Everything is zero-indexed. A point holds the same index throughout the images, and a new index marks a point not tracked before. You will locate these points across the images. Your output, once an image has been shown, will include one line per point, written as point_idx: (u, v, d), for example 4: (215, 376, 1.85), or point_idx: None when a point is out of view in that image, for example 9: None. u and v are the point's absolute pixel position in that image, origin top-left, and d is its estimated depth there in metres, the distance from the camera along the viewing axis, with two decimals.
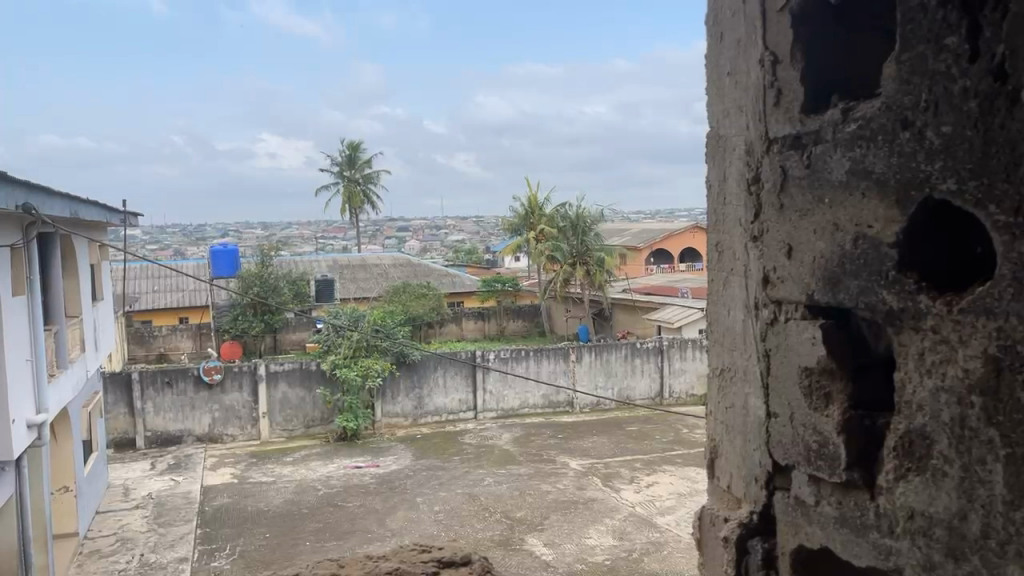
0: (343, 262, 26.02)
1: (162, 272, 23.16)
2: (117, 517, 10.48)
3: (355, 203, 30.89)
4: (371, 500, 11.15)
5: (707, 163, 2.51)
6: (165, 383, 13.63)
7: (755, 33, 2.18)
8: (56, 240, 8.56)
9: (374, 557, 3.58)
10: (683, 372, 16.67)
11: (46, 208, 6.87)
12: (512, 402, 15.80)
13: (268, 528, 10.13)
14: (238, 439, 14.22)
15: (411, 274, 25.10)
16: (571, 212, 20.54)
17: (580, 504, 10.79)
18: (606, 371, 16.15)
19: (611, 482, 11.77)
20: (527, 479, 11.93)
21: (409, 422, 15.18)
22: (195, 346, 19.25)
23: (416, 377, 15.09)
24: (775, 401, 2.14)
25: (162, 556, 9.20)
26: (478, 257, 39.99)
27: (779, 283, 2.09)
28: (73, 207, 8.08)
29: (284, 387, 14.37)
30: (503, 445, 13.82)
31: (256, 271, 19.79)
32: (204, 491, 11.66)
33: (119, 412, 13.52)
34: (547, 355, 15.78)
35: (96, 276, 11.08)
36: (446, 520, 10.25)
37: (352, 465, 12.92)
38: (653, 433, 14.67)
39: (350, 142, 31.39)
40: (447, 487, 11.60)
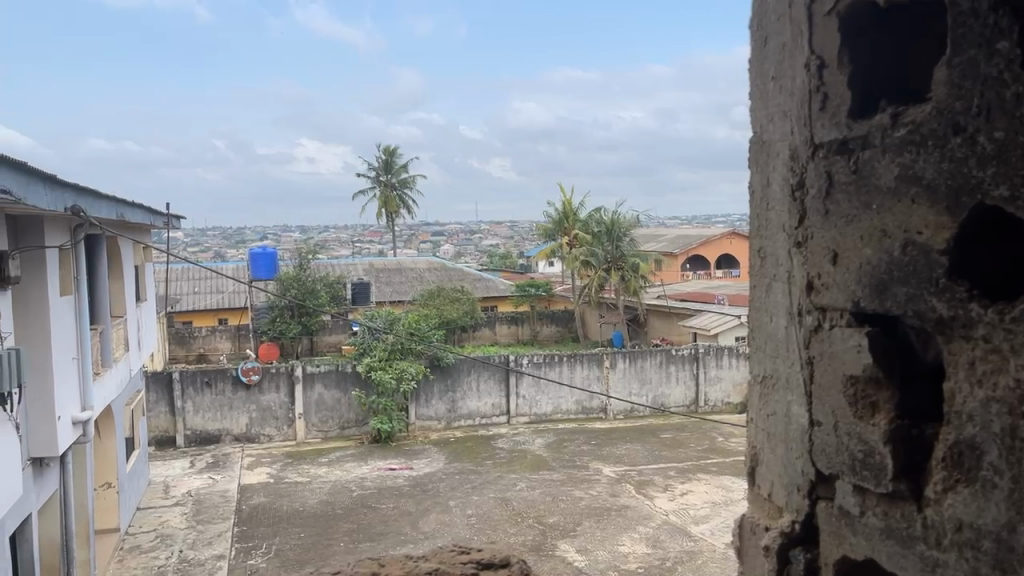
0: (379, 266, 26.27)
1: (203, 274, 23.64)
2: (157, 514, 10.70)
3: (391, 208, 31.21)
4: (405, 502, 11.21)
5: (749, 168, 2.49)
6: (205, 383, 13.89)
7: (801, 38, 2.16)
8: (103, 242, 8.79)
9: (413, 556, 3.59)
10: (719, 380, 16.48)
11: (93, 210, 7.06)
12: (545, 407, 15.78)
13: (303, 527, 10.25)
14: (275, 440, 14.42)
15: (446, 278, 25.22)
16: (606, 217, 20.47)
17: (613, 511, 10.72)
18: (640, 377, 16.04)
19: (645, 489, 11.68)
20: (560, 484, 11.90)
21: (443, 426, 15.25)
22: (234, 347, 19.56)
23: (449, 381, 15.16)
24: (818, 409, 2.11)
25: (200, 553, 9.36)
26: (512, 262, 40.04)
27: (823, 290, 2.06)
28: (120, 210, 8.28)
29: (320, 389, 14.54)
30: (536, 451, 13.81)
31: (294, 274, 20.06)
32: (241, 490, 11.84)
33: (160, 410, 13.83)
34: (581, 360, 15.73)
35: (140, 277, 11.35)
36: (479, 524, 10.28)
37: (386, 467, 13.01)
38: (688, 441, 14.53)
39: (388, 147, 31.71)
40: (480, 491, 11.62)
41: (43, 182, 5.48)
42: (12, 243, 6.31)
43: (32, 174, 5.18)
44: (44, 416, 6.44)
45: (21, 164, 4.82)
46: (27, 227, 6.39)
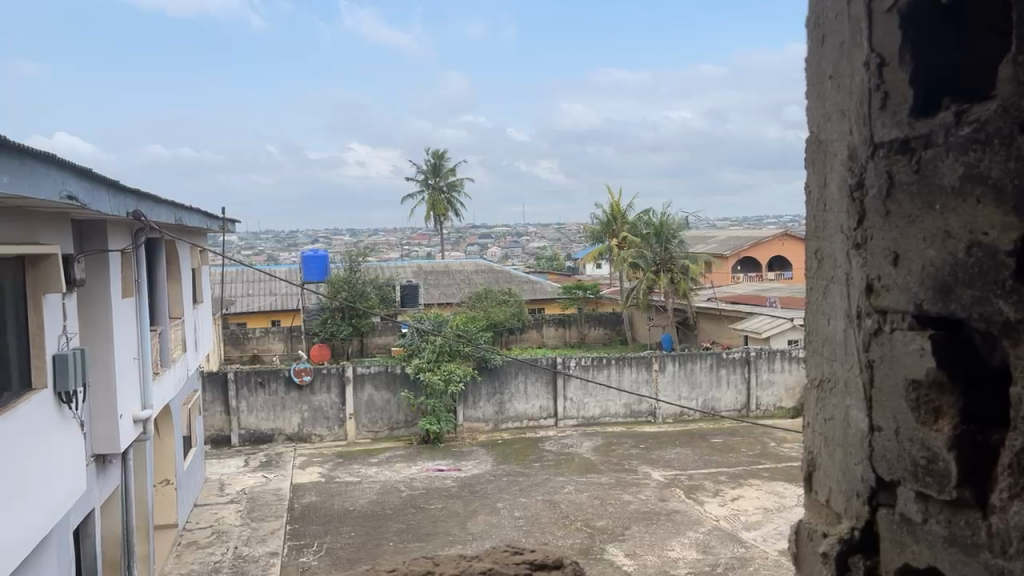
0: (428, 269, 26.50)
1: (256, 277, 24.18)
2: (213, 511, 10.97)
3: (439, 211, 31.48)
4: (453, 503, 11.29)
5: (805, 169, 2.45)
6: (258, 384, 14.20)
7: (862, 35, 2.12)
8: (162, 245, 9.05)
9: (467, 556, 3.63)
10: (772, 384, 16.18)
11: (154, 214, 7.28)
12: (593, 410, 15.71)
13: (354, 527, 10.39)
14: (326, 440, 14.66)
15: (493, 280, 25.31)
16: (656, 218, 20.31)
17: (662, 516, 10.62)
18: (690, 381, 15.87)
19: (695, 494, 11.54)
20: (608, 488, 11.83)
21: (491, 428, 15.31)
22: (286, 348, 19.95)
23: (497, 383, 15.22)
24: (879, 414, 2.07)
25: (253, 550, 9.57)
26: (560, 265, 40.01)
27: (884, 291, 2.02)
28: (178, 214, 8.53)
29: (370, 390, 14.74)
30: (584, 454, 13.76)
31: (345, 277, 20.37)
32: (294, 488, 12.07)
33: (215, 410, 14.18)
34: (629, 363, 15.60)
35: (197, 280, 11.67)
36: (527, 526, 10.29)
37: (434, 468, 13.11)
38: (740, 446, 14.31)
39: (436, 151, 31.98)
40: (528, 494, 11.63)
41: (107, 186, 5.67)
42: (78, 246, 6.51)
43: (96, 179, 5.36)
44: (106, 413, 6.67)
45: (87, 170, 5.00)
46: (93, 230, 6.59)
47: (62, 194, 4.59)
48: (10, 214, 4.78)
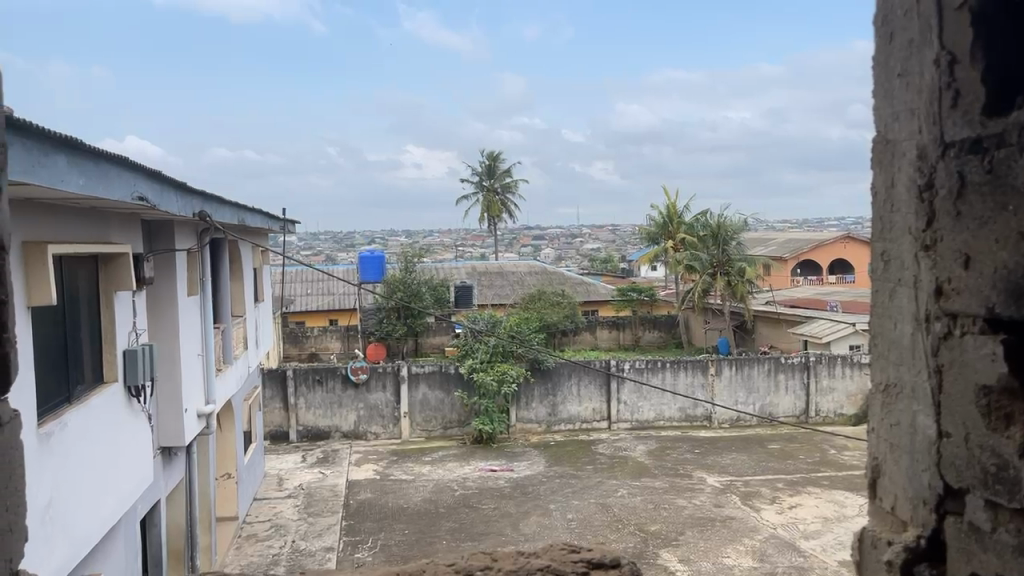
0: (482, 269, 26.65)
1: (315, 276, 24.71)
2: (272, 505, 11.25)
3: (494, 213, 31.64)
4: (505, 504, 11.34)
5: (871, 169, 2.39)
6: (316, 381, 14.51)
7: (931, 33, 2.07)
8: (225, 244, 9.32)
9: (526, 553, 3.58)
10: (832, 391, 15.80)
11: (218, 214, 7.50)
12: (647, 414, 15.59)
13: (407, 524, 10.53)
14: (381, 438, 14.88)
15: (547, 282, 25.33)
16: (713, 220, 20.02)
17: (717, 522, 10.48)
18: (747, 386, 15.60)
19: (751, 501, 11.35)
20: (662, 492, 11.72)
21: (544, 429, 15.32)
22: (343, 347, 20.31)
23: (550, 385, 15.23)
24: (948, 420, 2.02)
25: (310, 545, 9.79)
26: (614, 266, 39.75)
27: (953, 295, 1.97)
28: (241, 215, 8.78)
29: (424, 389, 14.92)
30: (638, 457, 13.66)
31: (401, 277, 20.65)
32: (350, 485, 12.29)
33: (274, 406, 14.54)
34: (685, 367, 15.43)
35: (259, 279, 11.98)
36: (579, 529, 10.27)
37: (487, 468, 13.19)
38: (798, 452, 14.01)
39: (491, 153, 32.13)
40: (580, 496, 11.60)
41: (175, 187, 5.88)
42: (147, 246, 6.74)
43: (165, 181, 5.57)
44: (172, 408, 6.90)
45: (157, 172, 5.20)
46: (161, 229, 6.82)
47: (133, 195, 4.78)
48: (85, 215, 4.98)
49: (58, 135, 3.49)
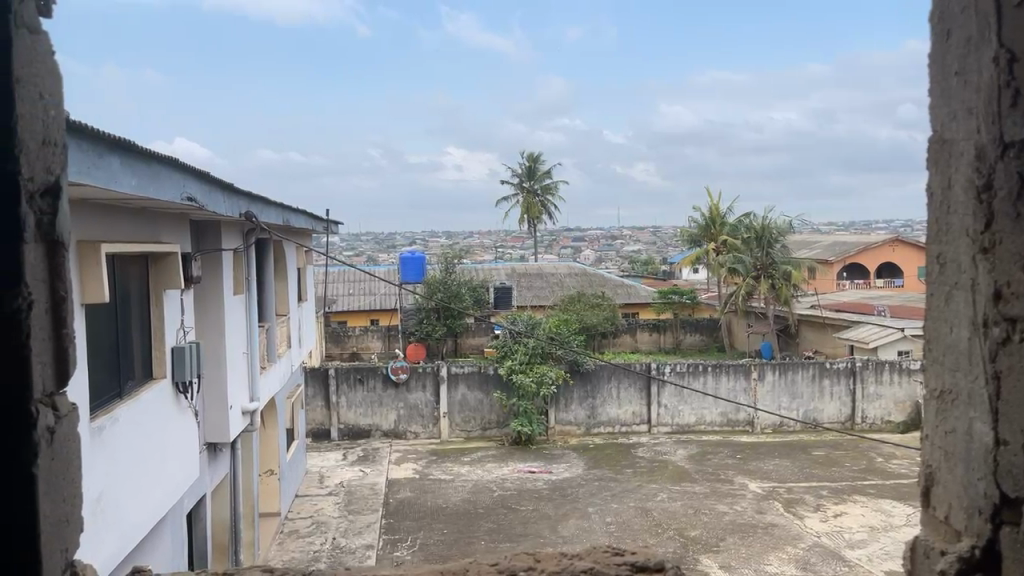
0: (521, 271, 26.69)
1: (357, 277, 25.00)
2: (312, 502, 11.40)
3: (534, 215, 31.66)
4: (544, 506, 11.32)
5: (926, 170, 2.33)
6: (357, 380, 14.69)
7: (990, 30, 2.01)
8: (270, 244, 9.47)
9: (567, 554, 3.25)
10: (879, 397, 15.44)
11: (263, 214, 7.63)
12: (687, 418, 15.43)
13: (446, 524, 10.58)
14: (421, 437, 14.99)
15: (587, 283, 25.24)
16: (756, 222, 19.74)
17: (759, 529, 10.32)
18: (791, 391, 15.34)
19: (794, 508, 11.15)
20: (702, 497, 11.58)
21: (583, 431, 15.27)
22: (384, 346, 20.51)
23: (590, 388, 15.17)
24: (1006, 428, 1.96)
25: (351, 542, 9.90)
26: (655, 269, 39.44)
27: (1013, 299, 1.91)
28: (286, 215, 8.92)
29: (463, 390, 14.98)
30: (678, 462, 13.52)
31: (441, 278, 20.78)
32: (389, 483, 12.40)
33: (316, 405, 14.76)
34: (726, 371, 15.24)
35: (302, 278, 12.16)
36: (618, 532, 10.21)
37: (525, 469, 13.20)
38: (843, 460, 13.73)
39: (532, 154, 32.14)
40: (619, 500, 11.53)
41: (223, 188, 5.99)
42: (194, 245, 6.88)
43: (214, 181, 5.68)
44: (218, 404, 7.04)
45: (206, 173, 5.31)
46: (209, 229, 6.96)
47: (182, 196, 4.88)
48: (136, 215, 5.10)
49: (111, 137, 3.58)
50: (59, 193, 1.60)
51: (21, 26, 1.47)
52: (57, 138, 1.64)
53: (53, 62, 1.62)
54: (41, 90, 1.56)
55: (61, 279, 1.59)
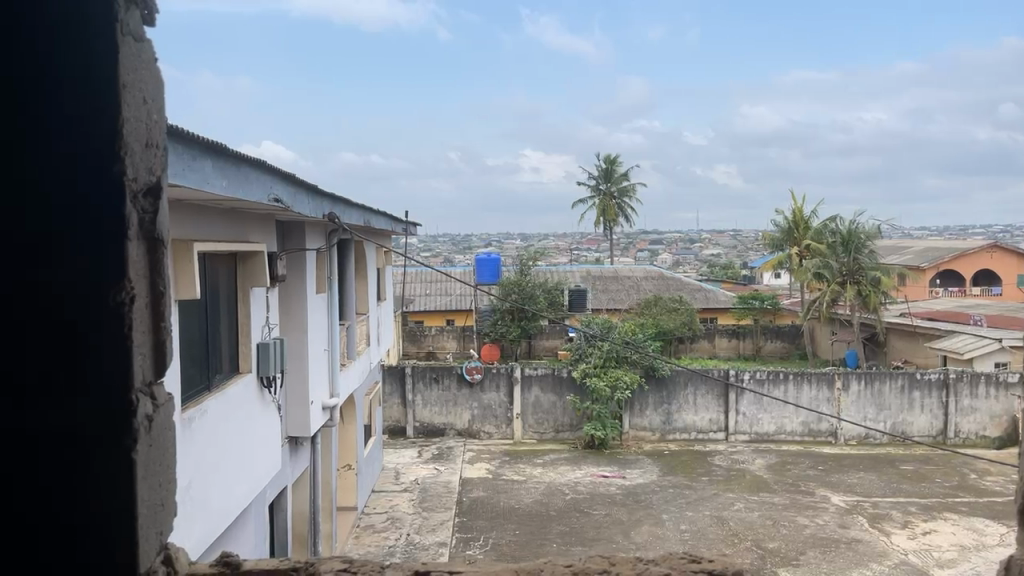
0: (597, 274, 26.56)
1: (434, 277, 25.39)
2: (388, 498, 11.63)
3: (610, 217, 31.46)
4: (617, 511, 11.22)
5: None
6: (433, 379, 14.94)
7: None
8: (351, 244, 9.71)
9: (643, 559, 3.21)
10: (974, 411, 14.67)
11: (345, 215, 7.83)
12: (767, 426, 15.01)
13: (518, 525, 10.61)
14: (494, 437, 15.09)
15: (664, 287, 24.91)
16: (843, 227, 19.08)
17: (841, 544, 9.95)
18: (877, 402, 14.75)
19: (880, 524, 10.71)
20: (781, 509, 11.26)
21: (658, 437, 15.05)
22: (459, 346, 20.75)
23: (666, 393, 14.96)
24: None
25: (424, 539, 10.04)
26: (735, 272, 38.56)
27: None
28: (367, 216, 9.13)
29: (537, 391, 15.00)
30: (756, 471, 13.18)
31: (516, 279, 20.90)
32: (463, 482, 12.53)
33: (393, 402, 15.08)
34: (809, 379, 14.77)
35: (381, 278, 12.41)
36: (692, 540, 10.03)
37: (599, 473, 13.11)
38: (934, 475, 13.10)
39: (609, 157, 31.94)
40: (695, 508, 11.32)
41: (307, 190, 6.18)
42: (280, 245, 7.13)
43: (298, 183, 5.86)
44: (299, 399, 7.26)
45: (292, 175, 5.49)
46: (293, 230, 7.19)
47: (269, 197, 5.05)
48: (226, 216, 5.32)
49: (204, 141, 3.74)
50: (159, 193, 1.69)
51: (127, 34, 1.56)
52: (158, 140, 1.72)
53: (155, 68, 1.71)
54: (145, 95, 1.65)
55: (160, 275, 1.68)
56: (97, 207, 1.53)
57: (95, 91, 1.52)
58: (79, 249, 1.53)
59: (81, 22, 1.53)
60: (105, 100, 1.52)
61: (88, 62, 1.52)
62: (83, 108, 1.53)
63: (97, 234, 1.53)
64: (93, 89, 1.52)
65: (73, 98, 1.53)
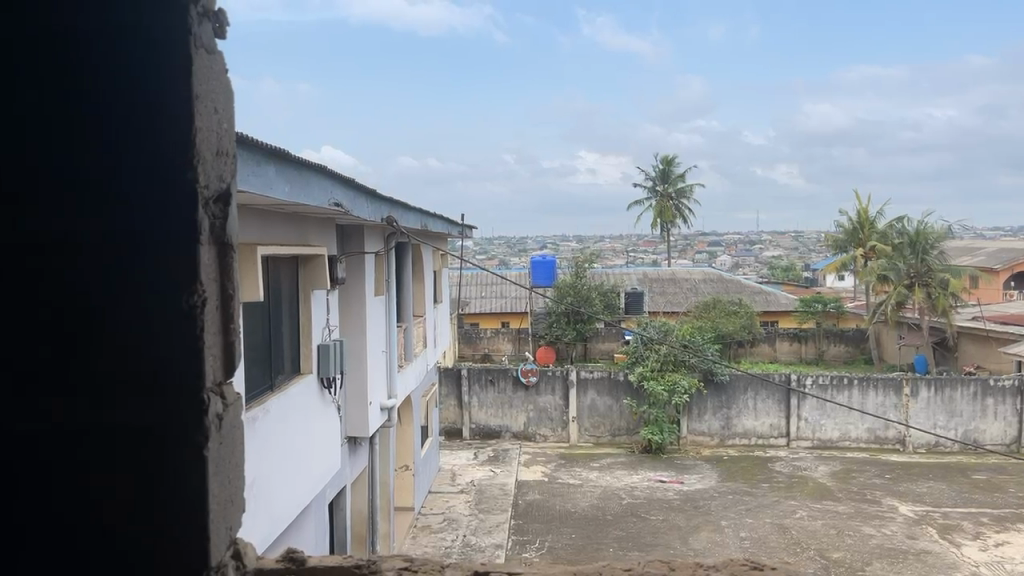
0: (654, 276, 26.33)
1: (490, 280, 25.53)
2: (445, 499, 11.74)
3: (667, 218, 31.14)
4: (675, 516, 11.09)
5: None
6: (489, 381, 15.03)
7: None
8: (409, 247, 9.81)
9: (704, 564, 3.19)
10: None
11: (403, 218, 7.93)
12: (831, 433, 14.64)
13: (574, 529, 10.58)
14: (550, 440, 15.07)
15: (723, 290, 24.53)
16: (911, 227, 18.47)
17: (909, 555, 9.63)
18: (948, 409, 14.22)
19: (950, 535, 10.33)
20: (846, 518, 10.95)
21: (716, 443, 14.82)
22: (514, 348, 20.83)
23: (724, 398, 14.71)
24: None
25: (481, 540, 10.09)
26: (796, 275, 37.73)
27: None
28: (423, 219, 9.22)
29: (593, 395, 14.93)
30: (819, 479, 12.86)
31: (572, 282, 20.85)
32: (518, 485, 12.55)
33: (450, 404, 15.23)
34: (875, 385, 14.34)
35: (438, 282, 12.53)
36: (753, 548, 9.84)
37: (656, 478, 12.98)
38: (1008, 485, 12.57)
39: (666, 157, 31.61)
40: (755, 515, 11.11)
41: (366, 194, 6.29)
42: (340, 248, 7.27)
43: (358, 187, 5.97)
44: (358, 399, 7.39)
45: (352, 179, 5.60)
46: (352, 233, 7.32)
47: (330, 201, 5.17)
48: (289, 220, 5.46)
49: (268, 147, 3.85)
50: (229, 199, 1.75)
51: (200, 47, 1.62)
52: (229, 148, 1.79)
53: (226, 79, 1.77)
54: (216, 105, 1.71)
55: (229, 278, 1.74)
56: (171, 214, 1.59)
57: (171, 101, 1.59)
58: (152, 254, 1.60)
59: (153, 33, 1.59)
60: (179, 109, 1.59)
61: (162, 75, 1.59)
62: (159, 118, 1.59)
63: (172, 238, 1.59)
64: (167, 99, 1.59)
65: (147, 108, 1.60)
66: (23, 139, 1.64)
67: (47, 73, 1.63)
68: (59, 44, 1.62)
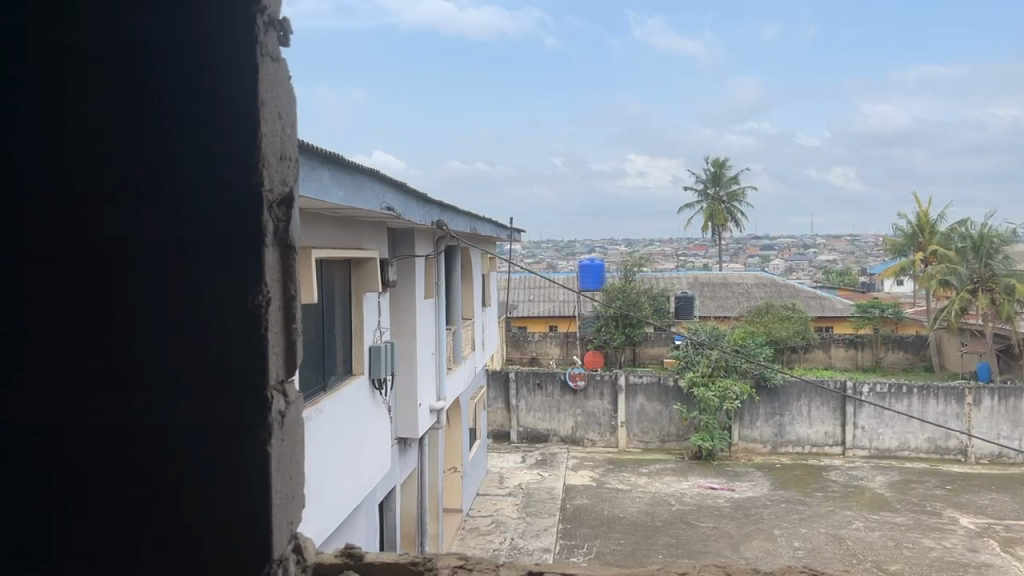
0: (705, 280, 25.96)
1: (540, 284, 25.58)
2: (493, 502, 11.79)
3: (719, 221, 30.68)
4: (725, 524, 10.93)
5: None
6: (537, 385, 15.06)
7: None
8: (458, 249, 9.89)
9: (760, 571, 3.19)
10: None
11: (452, 221, 8.01)
12: (888, 442, 14.25)
13: (623, 534, 10.51)
14: (598, 445, 14.99)
15: (775, 294, 24.09)
16: (974, 231, 17.86)
17: (970, 569, 9.31)
18: (1012, 419, 13.72)
19: (1014, 548, 9.96)
20: (904, 530, 10.64)
21: (768, 450, 14.55)
22: (562, 353, 20.80)
23: (777, 404, 14.44)
24: None
25: (528, 544, 10.10)
26: (853, 280, 36.79)
27: None
28: (473, 223, 9.30)
29: (642, 400, 14.82)
30: (875, 489, 12.53)
31: (621, 285, 20.69)
32: (566, 489, 12.53)
33: (498, 407, 15.31)
34: (935, 394, 13.91)
35: (486, 285, 12.57)
36: (806, 558, 9.64)
37: (707, 485, 12.81)
38: None
39: (717, 160, 31.18)
40: (808, 524, 10.87)
41: (418, 198, 6.39)
42: (391, 252, 7.37)
43: (409, 191, 6.07)
44: (408, 401, 7.48)
45: (404, 184, 5.69)
46: (403, 237, 7.42)
47: (381, 206, 5.26)
48: (342, 224, 5.58)
49: (322, 154, 3.94)
50: (292, 203, 1.80)
51: (265, 54, 1.68)
52: (292, 153, 1.84)
53: (288, 85, 1.83)
54: (280, 110, 1.76)
55: (291, 280, 1.78)
56: (237, 217, 1.65)
57: (236, 108, 1.64)
58: (219, 257, 1.65)
59: (220, 43, 1.65)
60: (243, 112, 1.64)
61: (229, 79, 1.65)
62: (225, 124, 1.64)
63: (238, 237, 1.64)
64: (234, 105, 1.64)
65: (215, 114, 1.65)
66: (88, 153, 1.72)
67: (112, 85, 1.71)
68: (124, 55, 1.70)
